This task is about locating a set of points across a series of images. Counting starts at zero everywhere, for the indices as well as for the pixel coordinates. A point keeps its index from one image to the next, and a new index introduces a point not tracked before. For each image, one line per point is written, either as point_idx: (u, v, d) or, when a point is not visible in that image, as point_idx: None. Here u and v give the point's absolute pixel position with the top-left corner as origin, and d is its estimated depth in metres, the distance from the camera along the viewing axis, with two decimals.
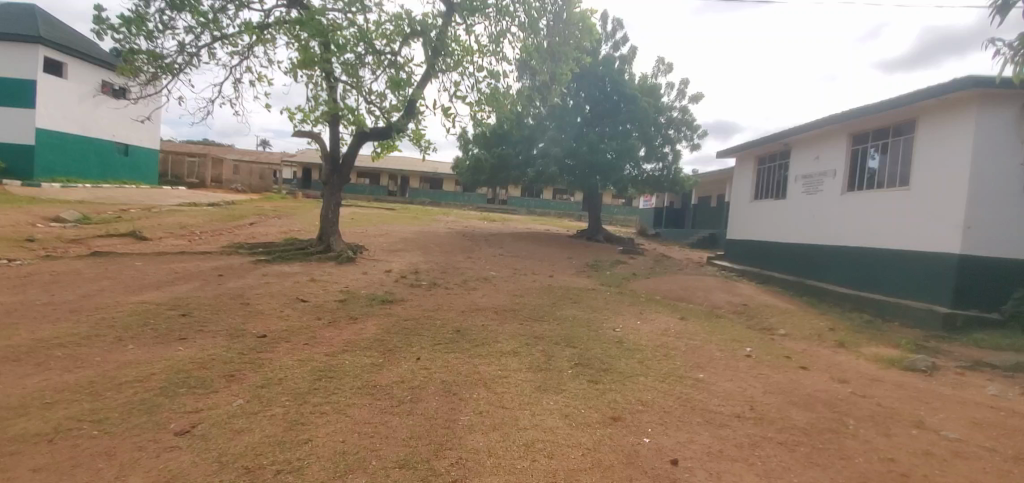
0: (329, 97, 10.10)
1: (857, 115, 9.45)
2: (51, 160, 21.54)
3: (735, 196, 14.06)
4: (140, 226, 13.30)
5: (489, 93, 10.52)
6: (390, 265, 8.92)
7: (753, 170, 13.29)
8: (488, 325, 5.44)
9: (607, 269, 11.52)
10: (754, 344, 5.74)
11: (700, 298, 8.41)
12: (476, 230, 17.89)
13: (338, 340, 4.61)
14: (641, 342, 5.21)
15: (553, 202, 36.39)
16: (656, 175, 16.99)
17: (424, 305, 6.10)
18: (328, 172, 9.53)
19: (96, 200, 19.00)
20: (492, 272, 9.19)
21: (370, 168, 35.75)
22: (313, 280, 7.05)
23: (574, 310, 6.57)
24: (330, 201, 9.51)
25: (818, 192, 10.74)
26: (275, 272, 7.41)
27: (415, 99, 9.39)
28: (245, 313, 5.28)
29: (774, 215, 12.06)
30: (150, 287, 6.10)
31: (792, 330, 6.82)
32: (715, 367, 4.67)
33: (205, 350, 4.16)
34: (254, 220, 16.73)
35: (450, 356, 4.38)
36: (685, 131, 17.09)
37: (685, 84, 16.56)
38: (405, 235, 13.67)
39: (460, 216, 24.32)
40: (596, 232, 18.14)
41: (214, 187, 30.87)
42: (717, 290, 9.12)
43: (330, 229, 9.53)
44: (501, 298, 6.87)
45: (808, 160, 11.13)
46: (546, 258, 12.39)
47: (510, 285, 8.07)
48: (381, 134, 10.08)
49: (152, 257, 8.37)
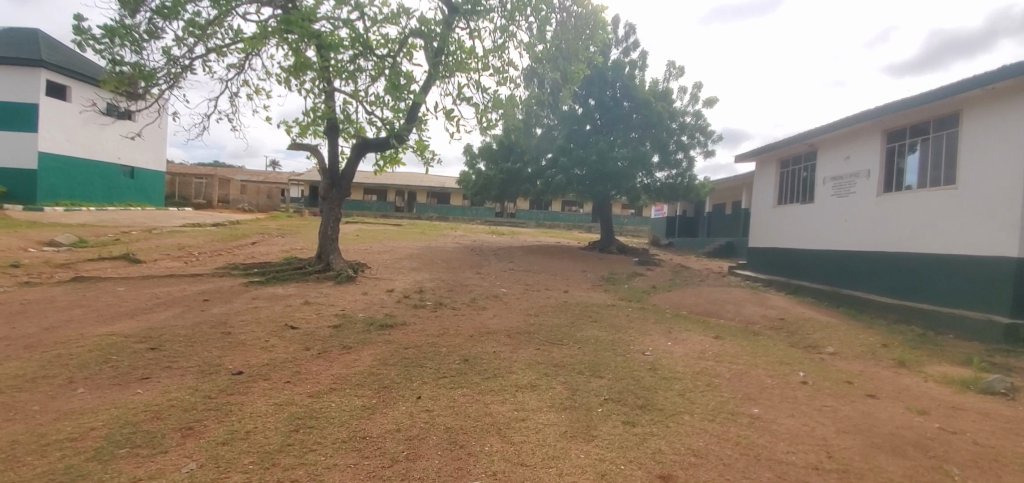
0: (328, 108, 9.60)
1: (892, 110, 8.75)
2: (53, 184, 21.33)
3: (756, 201, 13.30)
4: (136, 248, 12.83)
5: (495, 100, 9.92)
6: (393, 283, 8.29)
7: (775, 174, 12.56)
8: (501, 351, 4.75)
9: (624, 283, 10.80)
10: (806, 368, 5.01)
11: (731, 313, 7.66)
12: (485, 244, 17.28)
13: (326, 376, 3.96)
14: (677, 369, 4.50)
15: (563, 215, 35.84)
16: (670, 182, 16.25)
17: (430, 330, 5.43)
18: (325, 187, 8.97)
19: (97, 223, 18.67)
20: (504, 289, 8.54)
21: (377, 185, 35.48)
22: (307, 302, 6.43)
23: (596, 329, 5.89)
24: (327, 217, 8.94)
25: (850, 195, 9.99)
26: (266, 294, 6.80)
27: (417, 103, 8.84)
28: (223, 345, 4.66)
29: (802, 221, 11.29)
30: (123, 316, 5.51)
31: (841, 348, 6.07)
32: (769, 400, 3.96)
33: (166, 393, 3.54)
34: (256, 239, 16.26)
35: (457, 393, 3.71)
36: (699, 137, 16.37)
37: (698, 88, 15.96)
38: (411, 252, 13.08)
39: (468, 230, 23.76)
40: (609, 243, 17.49)
41: (221, 207, 30.65)
42: (748, 303, 8.38)
43: (329, 246, 8.93)
44: (514, 319, 6.21)
45: (837, 160, 10.40)
46: (559, 272, 11.73)
47: (523, 303, 7.41)
48: (380, 145, 9.47)
49: (138, 281, 7.82)
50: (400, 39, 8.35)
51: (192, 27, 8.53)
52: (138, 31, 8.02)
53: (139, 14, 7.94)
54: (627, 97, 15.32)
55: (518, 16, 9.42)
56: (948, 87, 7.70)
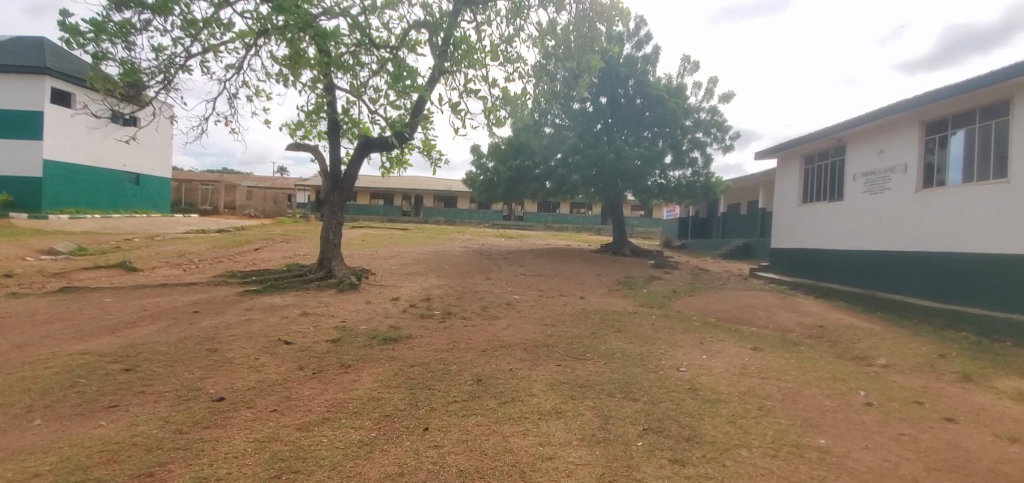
0: (330, 107, 9.12)
1: (932, 100, 8.13)
2: (58, 192, 21.10)
3: (779, 199, 12.65)
4: (135, 256, 12.41)
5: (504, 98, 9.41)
6: (399, 291, 7.79)
7: (800, 171, 11.92)
8: (518, 369, 4.20)
9: (643, 287, 10.22)
10: (863, 385, 4.44)
11: (764, 320, 7.07)
12: (494, 248, 16.77)
13: (319, 402, 3.45)
14: (721, 389, 3.95)
15: (572, 217, 35.24)
16: (685, 182, 15.64)
17: (439, 343, 4.92)
18: (327, 189, 8.49)
19: (101, 231, 18.38)
20: (516, 296, 8.02)
21: (384, 190, 35.11)
22: (305, 313, 5.93)
23: (621, 340, 5.34)
24: (328, 221, 8.45)
25: (885, 191, 9.37)
26: (262, 305, 6.31)
27: (422, 98, 8.36)
28: (208, 363, 4.17)
29: (831, 220, 10.67)
30: (104, 332, 5.03)
31: (894, 360, 5.49)
32: (835, 428, 3.41)
33: (133, 425, 3.06)
34: (259, 245, 15.82)
35: (472, 423, 3.19)
36: (715, 133, 15.74)
37: (713, 83, 15.39)
38: (418, 257, 12.59)
39: (476, 234, 23.24)
40: (622, 245, 16.89)
41: (228, 213, 30.39)
42: (780, 309, 7.78)
43: (332, 252, 8.45)
44: (529, 329, 5.68)
45: (870, 155, 9.76)
46: (573, 276, 11.19)
47: (538, 311, 6.88)
48: (385, 143, 8.94)
49: (129, 291, 7.36)
50: (402, 33, 7.87)
51: (185, 23, 8.10)
52: (129, 28, 7.60)
53: (129, 9, 7.52)
54: (640, 94, 14.78)
55: (527, 7, 8.94)
56: (995, 73, 7.10)
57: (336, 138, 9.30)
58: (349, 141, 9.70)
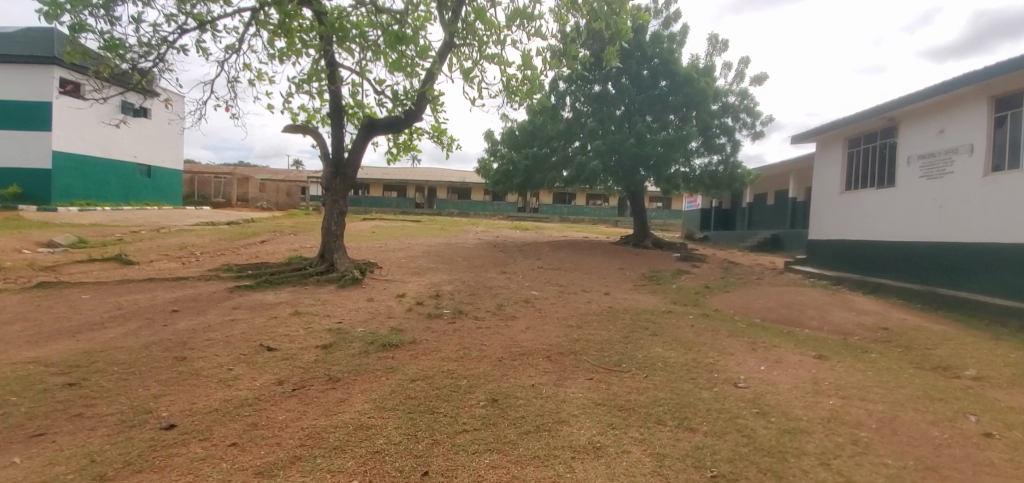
0: (331, 87, 8.38)
1: (1004, 72, 7.13)
2: (68, 184, 20.82)
3: (818, 186, 11.64)
4: (135, 249, 11.90)
5: (517, 80, 8.62)
6: (406, 286, 7.08)
7: (843, 155, 10.90)
8: (541, 386, 3.44)
9: (671, 282, 9.38)
10: (968, 406, 3.61)
11: (818, 321, 6.21)
12: (509, 240, 16.00)
13: (293, 431, 2.74)
14: (797, 413, 3.17)
15: (589, 208, 34.30)
16: (711, 170, 14.70)
17: (449, 350, 4.20)
18: (329, 176, 7.81)
19: (108, 223, 18.04)
20: (535, 292, 7.26)
21: (397, 182, 34.52)
22: (297, 312, 5.24)
23: (660, 347, 4.55)
24: (331, 211, 7.77)
25: (945, 176, 8.40)
26: (251, 303, 5.64)
27: (430, 74, 7.57)
28: (172, 375, 3.51)
29: (881, 208, 9.70)
30: (66, 336, 4.41)
31: (987, 371, 4.61)
32: (960, 473, 2.62)
33: (47, 469, 2.43)
34: (265, 237, 15.25)
35: (484, 465, 2.47)
36: (744, 119, 14.71)
37: (744, 64, 14.36)
38: (429, 249, 11.89)
39: (491, 226, 22.54)
40: (643, 237, 16.00)
41: (240, 206, 30.03)
42: (832, 307, 6.93)
43: (334, 244, 7.77)
44: (552, 332, 4.92)
45: (928, 135, 8.75)
46: (595, 270, 10.39)
47: (559, 310, 6.11)
48: (390, 126, 8.08)
49: (113, 286, 6.78)
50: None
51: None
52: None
53: None
54: (666, 75, 13.88)
55: None
56: None
57: (340, 121, 8.53)
58: (352, 124, 8.97)
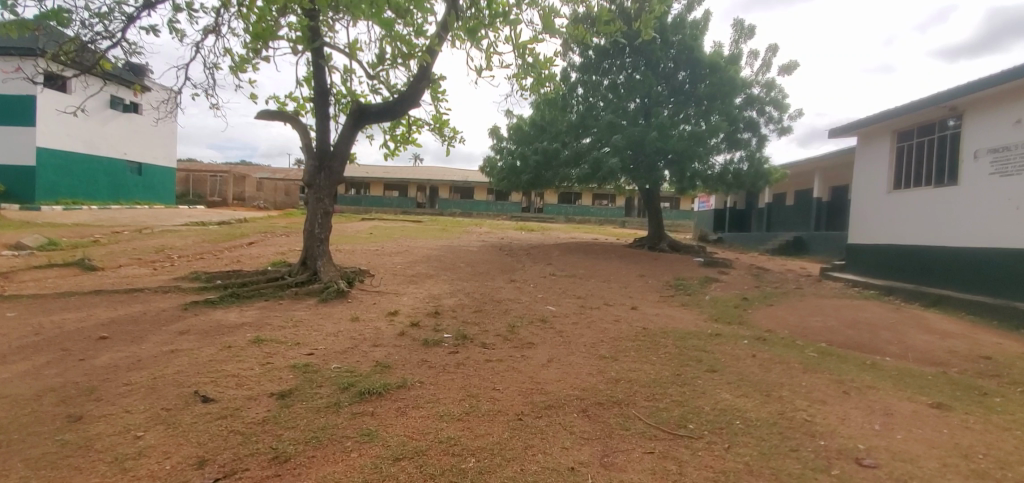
0: (318, 67, 7.32)
1: None
2: (54, 182, 19.82)
3: (860, 183, 10.48)
4: (107, 252, 10.81)
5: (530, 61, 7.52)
6: (398, 300, 5.98)
7: (891, 149, 9.73)
8: (585, 471, 2.36)
9: (702, 293, 8.28)
10: None
11: (896, 348, 5.13)
12: (515, 242, 14.94)
13: None
14: None
15: (595, 208, 33.14)
16: (734, 168, 13.57)
17: (452, 399, 3.11)
18: (312, 170, 6.72)
19: (92, 223, 17.01)
20: (551, 308, 6.14)
21: (397, 181, 33.45)
22: (257, 340, 4.15)
23: (730, 393, 3.45)
24: (315, 210, 6.70)
25: (1021, 173, 7.29)
26: (205, 325, 4.57)
27: (427, 59, 6.56)
28: (51, 450, 2.58)
29: (938, 209, 8.60)
30: None
31: None
32: None
33: None
34: (254, 238, 14.17)
35: None
36: (771, 112, 13.60)
37: (772, 51, 13.25)
38: (428, 253, 10.80)
39: (495, 227, 21.46)
40: (659, 239, 14.92)
41: (236, 205, 28.98)
42: (907, 327, 5.85)
43: (316, 250, 6.68)
44: (584, 369, 3.83)
45: (1002, 127, 7.61)
46: (614, 278, 9.31)
47: (584, 332, 5.00)
48: (383, 113, 6.91)
49: (51, 300, 5.70)
50: None
51: None
52: None
53: None
54: (687, 66, 12.92)
55: None
56: None
57: (325, 107, 7.43)
58: (340, 111, 7.89)
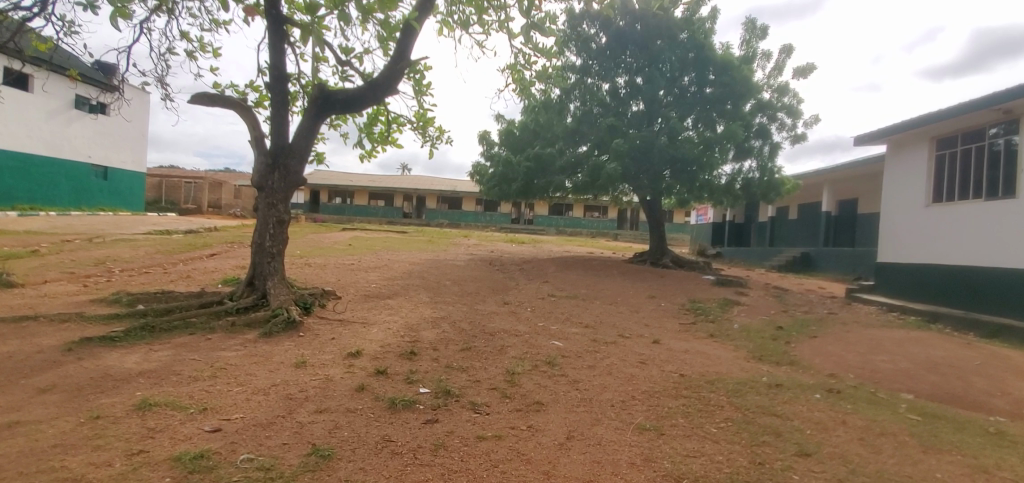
0: (276, 44, 6.06)
1: None
2: (9, 186, 18.25)
3: (893, 194, 9.43)
4: (38, 264, 9.35)
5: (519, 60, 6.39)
6: (365, 334, 4.69)
7: (930, 157, 8.70)
8: None
9: (728, 320, 7.09)
10: None
11: (1007, 404, 3.98)
12: (506, 256, 13.69)
13: None
14: None
15: (586, 220, 31.99)
16: (742, 178, 12.51)
17: None
18: (262, 169, 5.45)
19: (43, 230, 15.45)
20: (558, 344, 4.88)
21: (382, 190, 32.06)
22: (143, 405, 2.86)
23: None
24: (266, 217, 5.40)
25: None
26: (85, 378, 3.28)
27: (407, 36, 5.40)
28: None
29: (989, 226, 7.58)
30: None
31: None
32: None
33: None
34: (217, 249, 12.74)
35: None
36: (784, 117, 12.59)
37: (784, 54, 12.31)
38: (409, 268, 9.49)
39: (484, 239, 20.26)
40: (661, 254, 13.75)
41: (211, 213, 27.38)
42: (1002, 371, 4.72)
43: (264, 267, 5.36)
44: (625, 457, 2.58)
45: None
46: (622, 300, 8.12)
47: (607, 384, 3.76)
48: (352, 102, 5.65)
49: None
50: None
51: None
52: None
53: None
54: (694, 66, 11.88)
55: None
56: None
57: (283, 93, 6.16)
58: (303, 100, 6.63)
